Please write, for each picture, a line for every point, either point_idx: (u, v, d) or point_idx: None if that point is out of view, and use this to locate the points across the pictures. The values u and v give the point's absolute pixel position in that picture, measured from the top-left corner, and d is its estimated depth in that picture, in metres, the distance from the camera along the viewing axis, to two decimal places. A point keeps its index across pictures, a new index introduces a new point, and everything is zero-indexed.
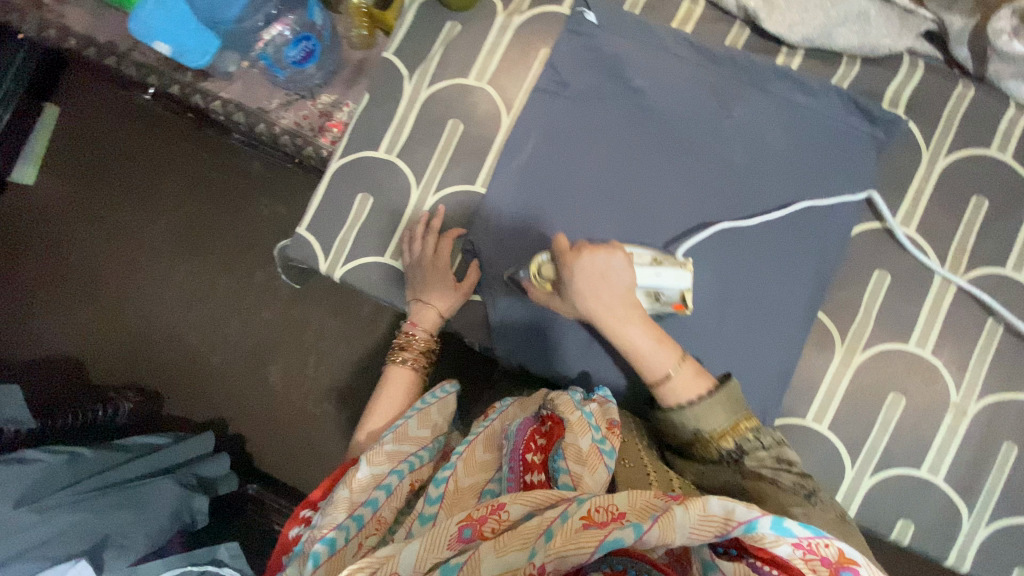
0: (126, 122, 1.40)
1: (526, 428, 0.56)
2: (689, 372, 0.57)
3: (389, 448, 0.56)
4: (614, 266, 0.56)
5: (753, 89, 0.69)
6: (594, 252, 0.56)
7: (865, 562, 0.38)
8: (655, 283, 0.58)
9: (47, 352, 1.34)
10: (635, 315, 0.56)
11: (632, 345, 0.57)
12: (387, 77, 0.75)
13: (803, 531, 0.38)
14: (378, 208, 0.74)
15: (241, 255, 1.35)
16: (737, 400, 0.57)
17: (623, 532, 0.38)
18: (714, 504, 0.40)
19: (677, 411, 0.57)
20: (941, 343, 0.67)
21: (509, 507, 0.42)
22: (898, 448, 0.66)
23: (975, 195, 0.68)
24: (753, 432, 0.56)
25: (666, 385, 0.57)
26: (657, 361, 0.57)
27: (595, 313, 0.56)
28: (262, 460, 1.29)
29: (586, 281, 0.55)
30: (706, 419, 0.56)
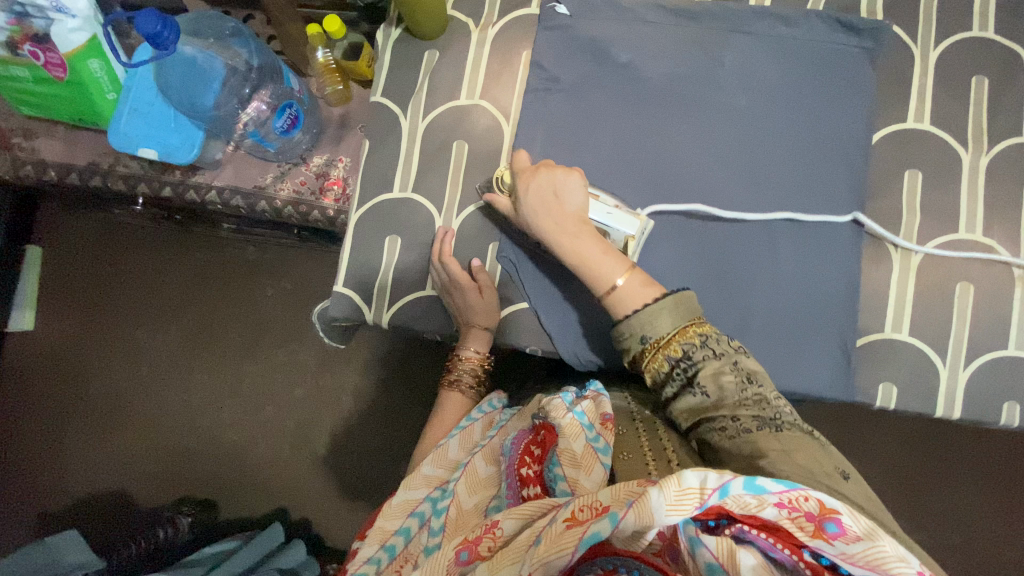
0: (113, 240, 1.38)
1: (521, 440, 0.57)
2: (637, 281, 0.57)
3: (426, 472, 0.60)
4: (569, 186, 0.61)
5: (737, 35, 0.70)
6: (550, 168, 0.62)
7: (848, 511, 0.38)
8: (602, 219, 0.64)
9: (91, 489, 1.31)
10: (585, 228, 0.60)
11: (581, 255, 0.59)
12: (382, 119, 0.75)
13: (779, 487, 0.38)
14: (406, 246, 0.73)
15: (262, 337, 1.33)
16: (687, 307, 0.55)
17: (599, 525, 0.37)
18: (690, 476, 0.39)
19: (626, 322, 0.56)
20: (989, 223, 0.67)
21: (501, 524, 0.45)
22: (981, 335, 0.65)
23: (974, 76, 0.70)
24: (705, 338, 0.54)
25: (615, 294, 0.57)
26: (605, 270, 0.58)
27: (544, 227, 0.61)
28: (337, 535, 1.26)
29: (538, 190, 0.62)
30: (653, 325, 0.55)
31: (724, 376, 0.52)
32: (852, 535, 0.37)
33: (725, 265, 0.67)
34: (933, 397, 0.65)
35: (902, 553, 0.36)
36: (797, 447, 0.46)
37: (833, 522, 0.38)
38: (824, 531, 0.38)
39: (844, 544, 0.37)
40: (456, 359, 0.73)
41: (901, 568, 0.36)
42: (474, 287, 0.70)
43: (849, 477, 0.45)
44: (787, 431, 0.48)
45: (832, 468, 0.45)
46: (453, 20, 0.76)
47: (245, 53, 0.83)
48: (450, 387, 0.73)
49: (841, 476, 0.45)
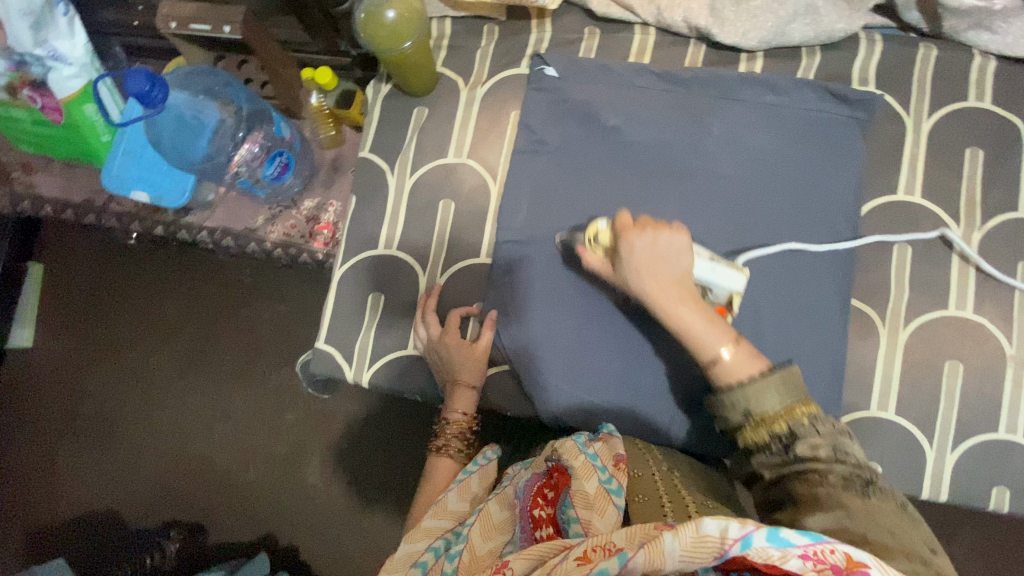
0: (110, 264, 1.39)
1: (533, 482, 0.57)
2: (745, 353, 0.53)
3: (427, 523, 0.57)
4: (674, 248, 0.55)
5: (726, 101, 0.70)
6: (658, 227, 0.55)
7: (878, 565, 0.37)
8: (706, 276, 0.58)
9: (82, 511, 1.31)
10: (690, 296, 0.54)
11: (686, 325, 0.54)
12: (369, 174, 0.75)
13: (804, 540, 0.38)
14: (390, 304, 0.73)
15: (255, 366, 1.33)
16: (795, 385, 0.51)
17: (608, 562, 0.38)
18: (709, 524, 0.39)
19: (726, 391, 0.52)
20: (980, 299, 0.66)
21: (511, 565, 0.44)
22: (970, 415, 0.64)
23: (967, 147, 0.69)
24: (813, 419, 0.49)
25: (720, 367, 0.53)
26: (713, 339, 0.53)
27: (649, 294, 0.55)
28: (323, 569, 1.24)
29: (644, 254, 0.55)
30: (758, 400, 0.50)
31: (829, 454, 0.47)
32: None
33: None
34: (920, 477, 0.64)
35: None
36: (888, 517, 0.43)
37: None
38: None
39: None
40: (441, 422, 0.69)
41: None
42: (463, 342, 0.69)
43: (937, 552, 0.43)
44: (876, 500, 0.45)
45: (921, 542, 0.43)
46: (443, 77, 0.76)
47: (236, 101, 0.83)
48: (437, 452, 0.68)
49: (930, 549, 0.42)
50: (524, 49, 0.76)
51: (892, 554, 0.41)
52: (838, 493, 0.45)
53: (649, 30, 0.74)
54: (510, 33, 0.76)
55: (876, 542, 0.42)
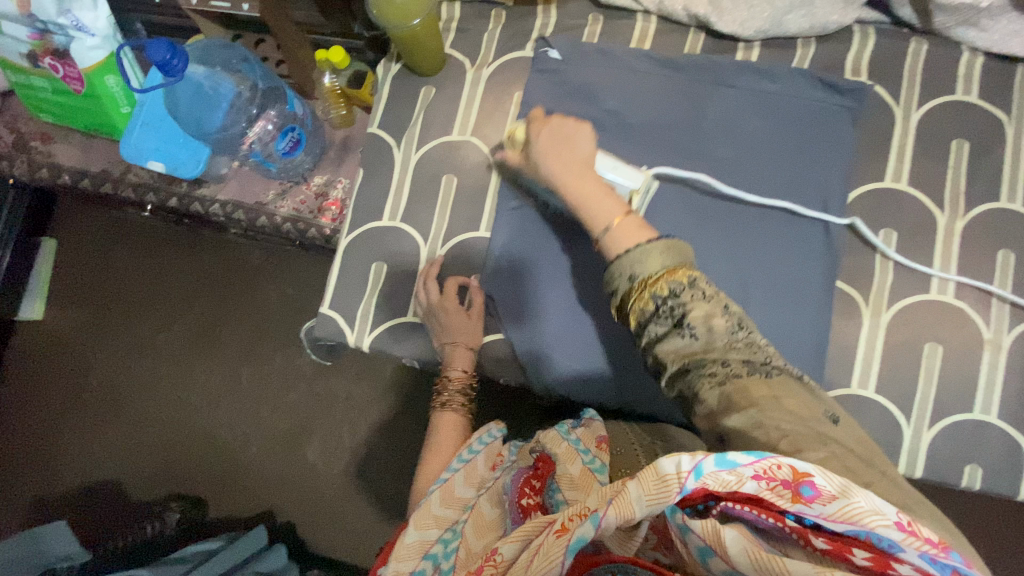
0: (124, 238, 1.43)
1: (521, 475, 0.58)
2: (634, 223, 0.54)
3: (435, 511, 0.57)
4: (578, 137, 0.59)
5: (721, 88, 0.73)
6: (562, 118, 0.59)
7: (821, 470, 0.36)
8: (608, 174, 0.63)
9: (88, 479, 1.34)
10: (589, 174, 0.57)
11: (580, 196, 0.57)
12: (377, 149, 0.79)
13: (750, 458, 0.36)
14: (392, 273, 0.76)
15: (260, 341, 1.37)
16: (679, 251, 0.51)
17: (583, 528, 0.38)
18: (666, 463, 0.38)
19: (615, 262, 0.53)
20: (961, 285, 0.68)
21: (501, 550, 0.46)
22: (947, 396, 0.66)
23: (954, 138, 0.71)
24: (694, 281, 0.50)
25: (608, 236, 0.54)
26: (605, 208, 0.55)
27: (551, 168, 0.58)
28: (319, 540, 1.28)
29: (550, 141, 0.59)
30: (642, 264, 0.51)
31: (715, 320, 0.48)
32: (828, 496, 0.35)
33: None
34: (896, 454, 0.66)
35: (878, 505, 0.34)
36: (789, 394, 0.44)
37: (808, 485, 0.36)
38: (800, 496, 0.36)
39: (821, 505, 0.35)
40: (442, 380, 0.71)
41: (875, 520, 0.34)
42: (463, 314, 0.71)
43: (840, 422, 0.44)
44: (778, 378, 0.45)
45: (822, 414, 0.43)
46: (451, 58, 0.79)
47: (252, 78, 0.87)
48: (440, 408, 0.70)
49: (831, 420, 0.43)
50: (529, 34, 0.79)
51: (810, 442, 0.40)
52: (746, 386, 0.45)
53: (651, 18, 0.77)
54: (516, 17, 0.79)
55: (793, 434, 0.41)
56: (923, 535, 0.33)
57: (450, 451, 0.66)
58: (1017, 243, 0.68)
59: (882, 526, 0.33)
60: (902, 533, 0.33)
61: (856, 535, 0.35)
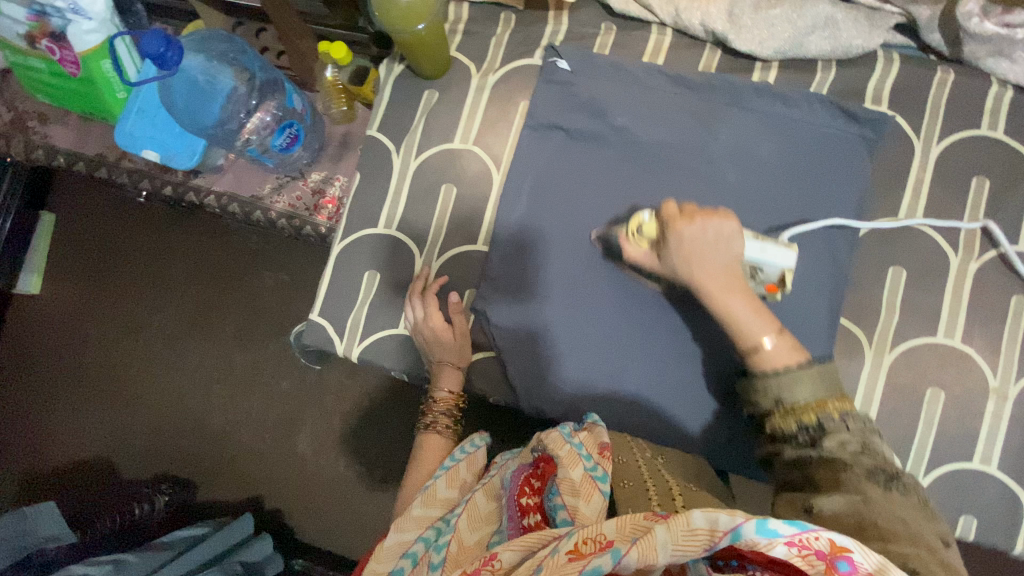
0: (120, 219, 1.41)
1: (520, 473, 0.58)
2: (786, 344, 0.54)
3: (416, 513, 0.58)
4: (724, 233, 0.56)
5: (735, 109, 0.70)
6: (708, 215, 0.56)
7: (859, 548, 0.38)
8: (756, 257, 0.58)
9: (78, 459, 1.34)
10: (739, 287, 0.55)
11: (731, 313, 0.55)
12: (376, 153, 0.76)
13: (792, 529, 0.39)
14: (385, 283, 0.74)
15: (253, 330, 1.35)
16: (830, 381, 0.53)
17: (601, 560, 0.39)
18: (698, 517, 0.40)
19: (760, 377, 0.54)
20: (970, 330, 0.66)
21: (500, 556, 0.45)
22: (947, 443, 0.64)
23: (975, 176, 0.68)
24: (844, 414, 0.51)
25: (760, 355, 0.54)
26: (754, 326, 0.54)
27: (699, 274, 0.56)
28: (304, 531, 1.28)
29: (692, 243, 0.56)
30: (791, 388, 0.52)
31: (852, 446, 0.49)
32: (862, 573, 0.38)
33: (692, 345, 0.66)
34: None
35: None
36: (910, 512, 0.45)
37: (845, 560, 0.38)
38: (835, 569, 0.38)
39: None
40: (429, 401, 0.71)
41: None
42: (450, 326, 0.70)
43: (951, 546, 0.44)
44: (898, 494, 0.46)
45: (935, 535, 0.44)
46: (456, 62, 0.76)
47: (251, 70, 0.84)
48: (424, 429, 0.69)
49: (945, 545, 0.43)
50: (539, 41, 0.75)
51: (900, 540, 0.42)
52: (863, 486, 0.46)
53: (666, 31, 0.74)
54: (527, 22, 0.76)
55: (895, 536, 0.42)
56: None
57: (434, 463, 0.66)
58: None
59: None
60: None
61: None
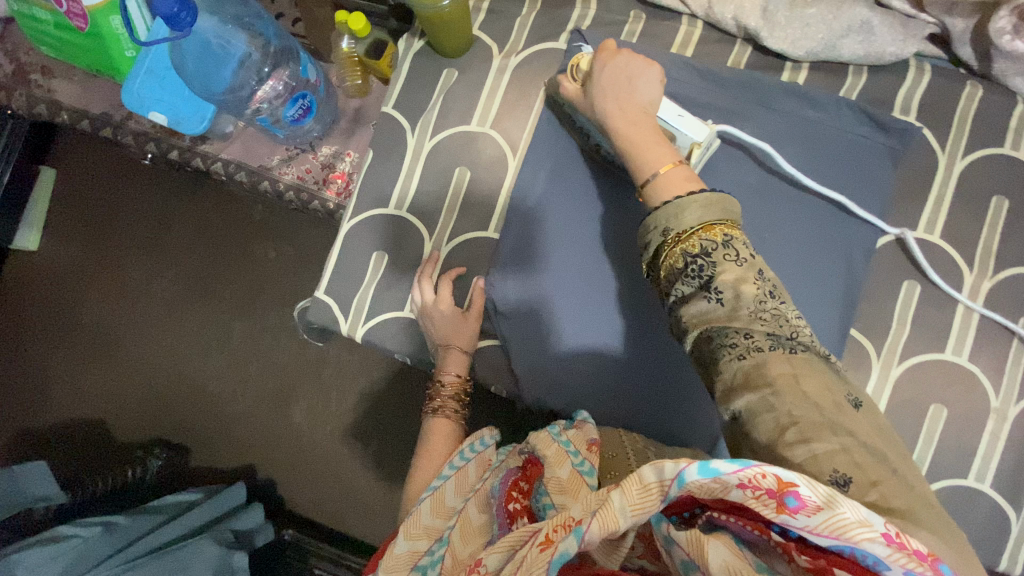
0: (122, 180, 1.39)
1: (509, 477, 0.55)
2: (680, 174, 0.52)
3: (425, 522, 0.56)
4: (644, 75, 0.56)
5: (761, 109, 0.68)
6: (631, 54, 0.57)
7: (807, 479, 0.32)
8: (670, 120, 0.59)
9: (73, 419, 1.34)
10: (648, 120, 0.55)
11: (635, 144, 0.54)
12: (390, 130, 0.74)
13: (734, 468, 0.32)
14: (393, 264, 0.73)
15: (253, 301, 1.34)
16: (723, 208, 0.48)
17: (567, 543, 0.35)
18: (647, 472, 0.35)
19: (654, 213, 0.50)
20: (977, 349, 0.65)
21: (485, 561, 0.42)
22: (944, 458, 0.65)
23: (996, 194, 0.67)
24: (730, 239, 0.47)
25: (654, 186, 0.52)
26: (653, 156, 0.53)
27: (609, 114, 0.56)
28: (295, 503, 1.29)
29: (611, 74, 0.57)
30: (678, 218, 0.48)
31: (746, 284, 0.45)
32: (812, 507, 0.31)
33: None
34: None
35: (865, 517, 0.30)
36: (809, 373, 0.41)
37: (793, 496, 0.32)
38: (785, 506, 0.32)
39: (806, 517, 0.32)
40: (436, 384, 0.70)
41: (863, 534, 0.30)
42: (458, 313, 0.69)
43: (860, 405, 0.41)
44: (801, 354, 0.42)
45: (840, 396, 0.41)
46: (478, 42, 0.74)
47: (266, 36, 0.82)
48: (432, 413, 0.68)
49: (853, 405, 0.40)
50: (565, 25, 0.73)
51: (821, 431, 0.38)
52: (765, 362, 0.42)
53: (697, 23, 0.72)
54: (553, 5, 0.74)
55: (803, 421, 0.39)
56: (911, 549, 0.29)
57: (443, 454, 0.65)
58: None
59: (868, 540, 0.30)
60: (889, 549, 0.29)
61: (841, 550, 0.31)
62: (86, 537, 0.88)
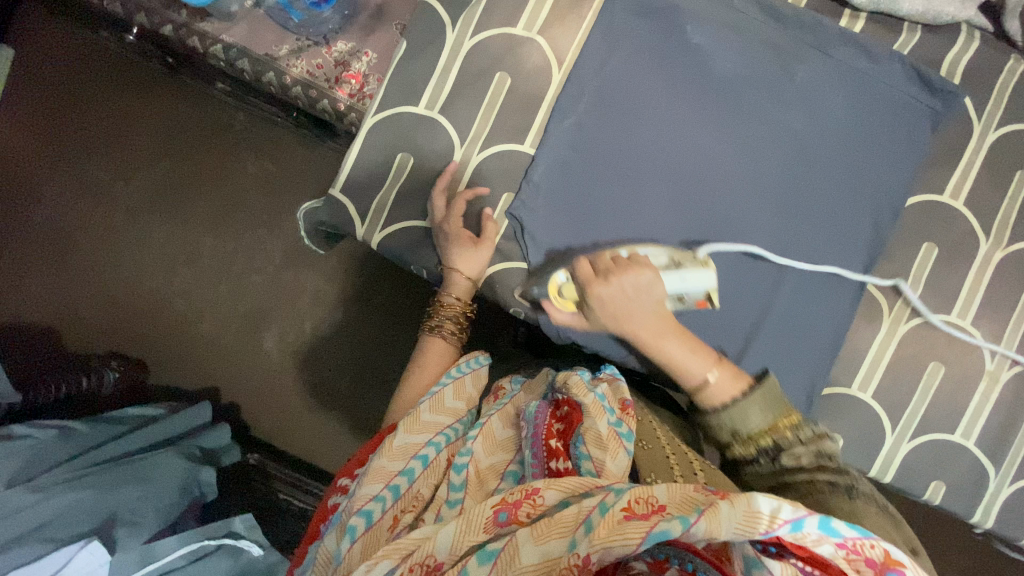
0: (90, 65, 1.25)
1: (544, 410, 0.54)
2: (727, 375, 0.57)
3: (425, 418, 0.54)
4: (640, 281, 0.57)
5: (816, 53, 0.67)
6: (621, 274, 0.57)
7: (912, 566, 0.38)
8: (678, 288, 0.59)
9: (20, 322, 1.24)
10: (669, 327, 0.58)
11: (670, 358, 0.58)
12: (428, 24, 0.69)
13: (851, 533, 0.38)
14: (418, 170, 0.69)
15: (232, 215, 1.25)
16: (775, 397, 0.56)
17: (669, 524, 0.38)
18: (762, 502, 0.39)
19: (714, 413, 0.57)
20: (981, 315, 0.68)
21: (544, 493, 0.43)
22: (936, 415, 0.68)
23: (1021, 169, 0.69)
24: (794, 427, 0.55)
25: (706, 391, 0.57)
26: (694, 367, 0.57)
27: (634, 331, 0.58)
28: (264, 429, 1.24)
29: (614, 300, 0.57)
30: (742, 419, 0.55)
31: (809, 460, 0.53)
32: None
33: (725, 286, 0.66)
34: (873, 457, 0.68)
35: None
36: (877, 522, 0.48)
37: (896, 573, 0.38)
38: None
39: None
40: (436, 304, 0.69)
41: None
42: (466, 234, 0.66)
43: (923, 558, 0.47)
44: (866, 507, 0.49)
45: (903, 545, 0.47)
46: None
47: None
48: (429, 332, 0.68)
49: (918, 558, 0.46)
50: None
51: None
52: (833, 506, 0.49)
53: None
54: None
55: None
56: None
57: (437, 369, 0.65)
58: None
59: None
60: None
61: None
62: (41, 438, 0.80)
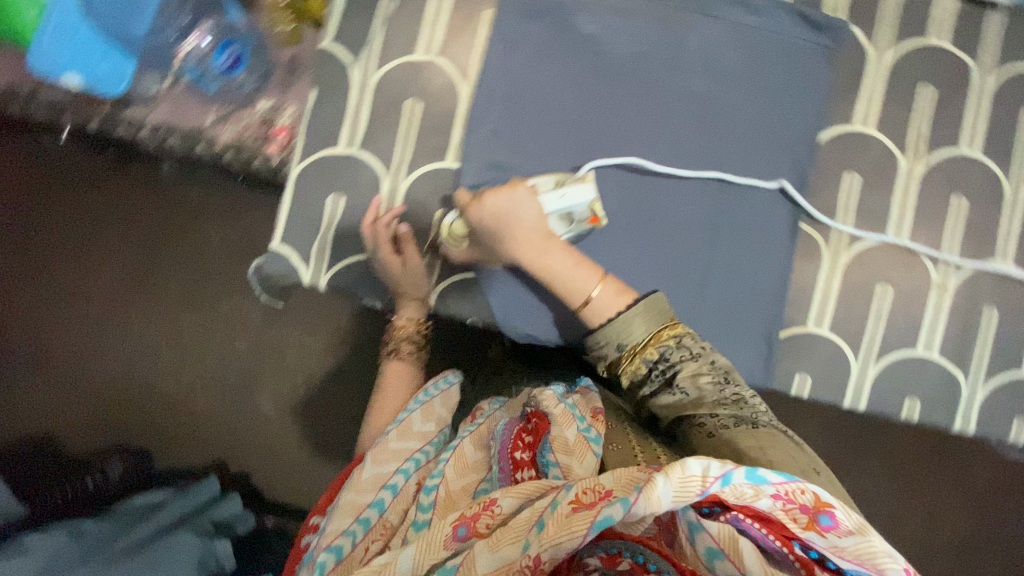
0: (35, 171, 1.27)
1: (512, 426, 0.55)
2: (612, 290, 0.58)
3: (393, 446, 0.55)
4: (515, 202, 0.60)
5: (702, 17, 0.70)
6: (495, 193, 0.60)
7: (841, 505, 0.39)
8: (561, 206, 0.61)
9: (14, 435, 1.24)
10: (553, 240, 0.60)
11: (556, 272, 0.59)
12: (332, 67, 0.72)
13: (778, 479, 0.39)
14: (351, 207, 0.71)
15: (202, 288, 1.26)
16: (659, 311, 0.57)
17: (611, 509, 0.38)
18: (692, 464, 0.39)
19: (600, 332, 0.57)
20: (915, 229, 0.70)
21: (500, 502, 0.44)
22: (895, 333, 0.70)
23: (921, 83, 0.71)
24: (680, 340, 0.56)
25: (592, 307, 0.58)
26: (580, 281, 0.59)
27: (517, 253, 0.60)
28: (272, 490, 1.24)
29: (492, 220, 0.60)
30: (627, 333, 0.56)
31: (702, 379, 0.54)
32: (843, 530, 0.38)
33: (663, 253, 0.68)
34: (844, 387, 0.70)
35: (888, 549, 0.38)
36: (772, 443, 0.48)
37: (827, 515, 0.39)
38: (817, 523, 0.39)
39: (835, 536, 0.39)
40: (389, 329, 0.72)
41: (887, 563, 0.37)
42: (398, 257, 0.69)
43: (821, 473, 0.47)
44: (763, 430, 0.50)
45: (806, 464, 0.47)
46: None
47: None
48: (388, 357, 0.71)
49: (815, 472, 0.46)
50: None
51: None
52: (731, 436, 0.50)
53: None
54: None
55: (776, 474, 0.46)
56: None
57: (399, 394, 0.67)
58: (969, 189, 0.71)
59: (891, 569, 0.37)
60: None
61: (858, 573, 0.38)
62: (53, 544, 0.81)
